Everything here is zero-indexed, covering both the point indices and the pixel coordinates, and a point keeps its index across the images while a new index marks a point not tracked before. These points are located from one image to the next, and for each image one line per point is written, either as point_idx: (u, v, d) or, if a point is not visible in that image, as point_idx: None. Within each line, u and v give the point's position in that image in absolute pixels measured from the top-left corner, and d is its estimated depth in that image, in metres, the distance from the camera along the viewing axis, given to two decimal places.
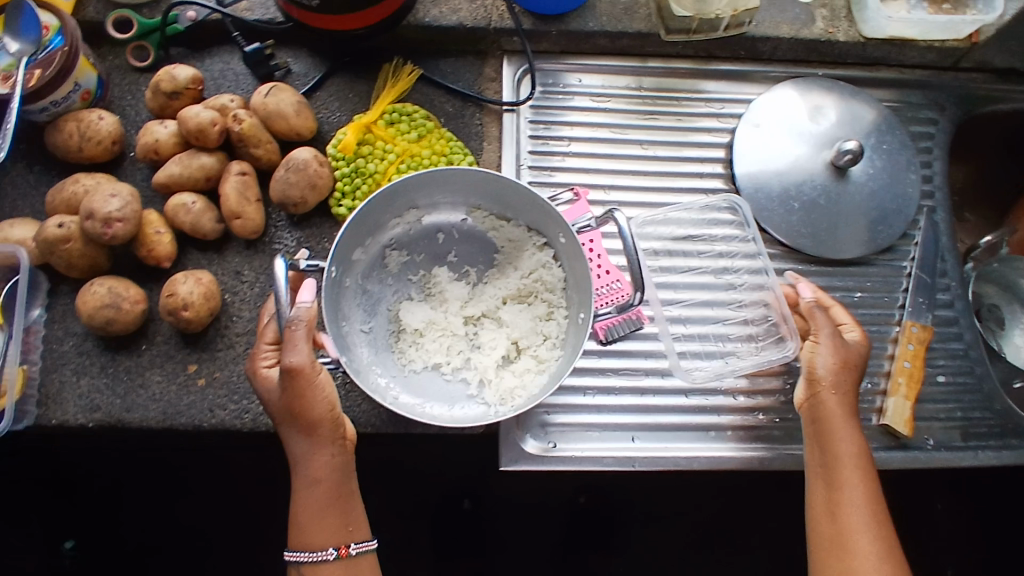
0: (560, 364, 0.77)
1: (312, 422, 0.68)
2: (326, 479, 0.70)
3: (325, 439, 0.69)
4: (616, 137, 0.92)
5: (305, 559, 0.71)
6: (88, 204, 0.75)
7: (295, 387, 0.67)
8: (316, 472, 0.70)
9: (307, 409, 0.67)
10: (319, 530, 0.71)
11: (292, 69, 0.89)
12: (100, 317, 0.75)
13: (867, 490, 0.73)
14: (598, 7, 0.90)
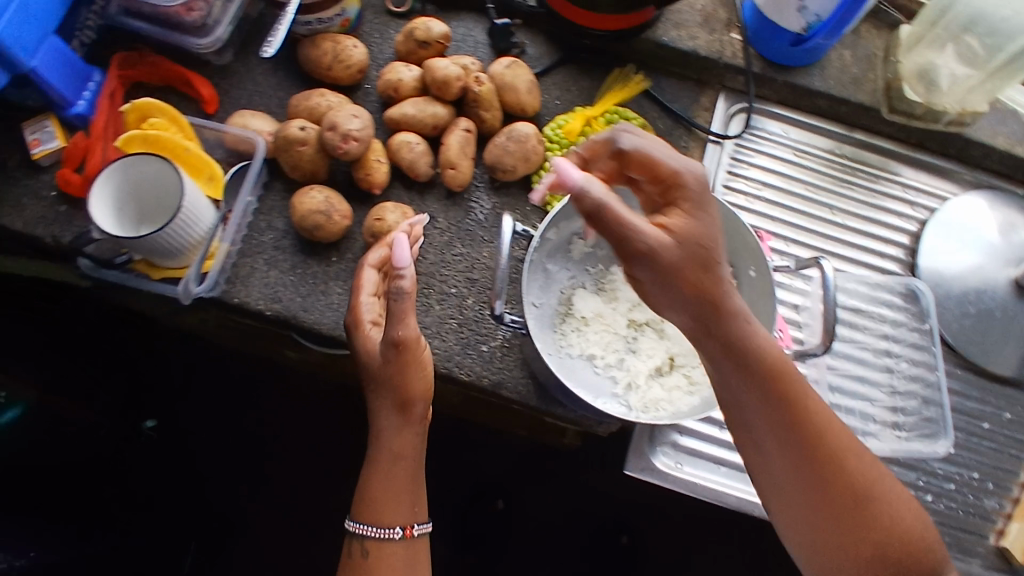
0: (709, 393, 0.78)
1: (409, 399, 0.69)
2: (410, 459, 0.71)
3: (414, 415, 0.70)
4: (807, 194, 0.94)
5: (373, 536, 0.70)
6: (332, 117, 0.81)
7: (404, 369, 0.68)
8: (396, 446, 0.71)
9: (410, 383, 0.68)
10: (398, 503, 0.71)
11: (527, 51, 0.94)
12: (311, 221, 0.81)
13: (826, 458, 0.60)
14: (828, 69, 0.93)
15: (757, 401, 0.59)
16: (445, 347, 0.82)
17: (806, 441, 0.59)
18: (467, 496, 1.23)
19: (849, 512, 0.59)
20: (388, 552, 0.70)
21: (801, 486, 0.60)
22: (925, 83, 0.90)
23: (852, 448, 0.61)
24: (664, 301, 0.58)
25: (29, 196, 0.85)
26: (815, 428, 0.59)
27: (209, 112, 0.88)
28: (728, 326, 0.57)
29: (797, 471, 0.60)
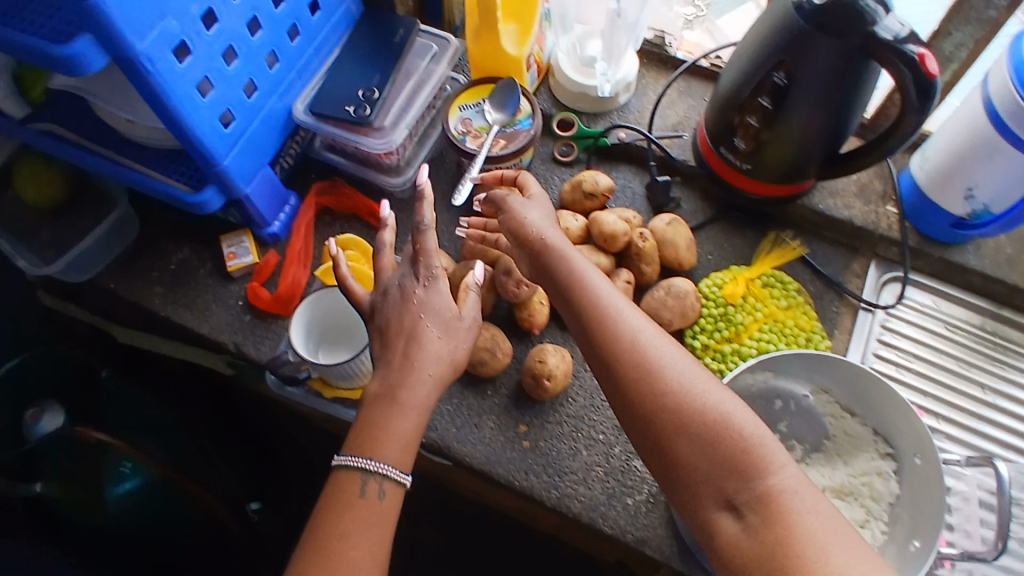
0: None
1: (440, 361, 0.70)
2: (415, 416, 0.68)
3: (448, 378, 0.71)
4: (959, 371, 0.93)
5: (393, 478, 0.66)
6: (507, 261, 0.86)
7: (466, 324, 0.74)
8: (434, 375, 0.69)
9: (388, 426, 0.67)
10: (404, 445, 0.67)
11: (683, 206, 0.99)
12: (477, 356, 0.85)
13: (652, 430, 0.63)
14: (983, 248, 0.94)
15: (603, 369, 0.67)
16: (590, 495, 0.83)
17: (645, 399, 0.63)
18: None
19: (724, 470, 0.59)
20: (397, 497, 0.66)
21: (645, 448, 0.64)
22: None
23: (665, 365, 0.64)
24: (550, 288, 0.74)
25: (217, 301, 0.93)
26: (637, 366, 0.65)
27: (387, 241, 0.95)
28: (579, 300, 0.70)
29: (683, 446, 0.61)
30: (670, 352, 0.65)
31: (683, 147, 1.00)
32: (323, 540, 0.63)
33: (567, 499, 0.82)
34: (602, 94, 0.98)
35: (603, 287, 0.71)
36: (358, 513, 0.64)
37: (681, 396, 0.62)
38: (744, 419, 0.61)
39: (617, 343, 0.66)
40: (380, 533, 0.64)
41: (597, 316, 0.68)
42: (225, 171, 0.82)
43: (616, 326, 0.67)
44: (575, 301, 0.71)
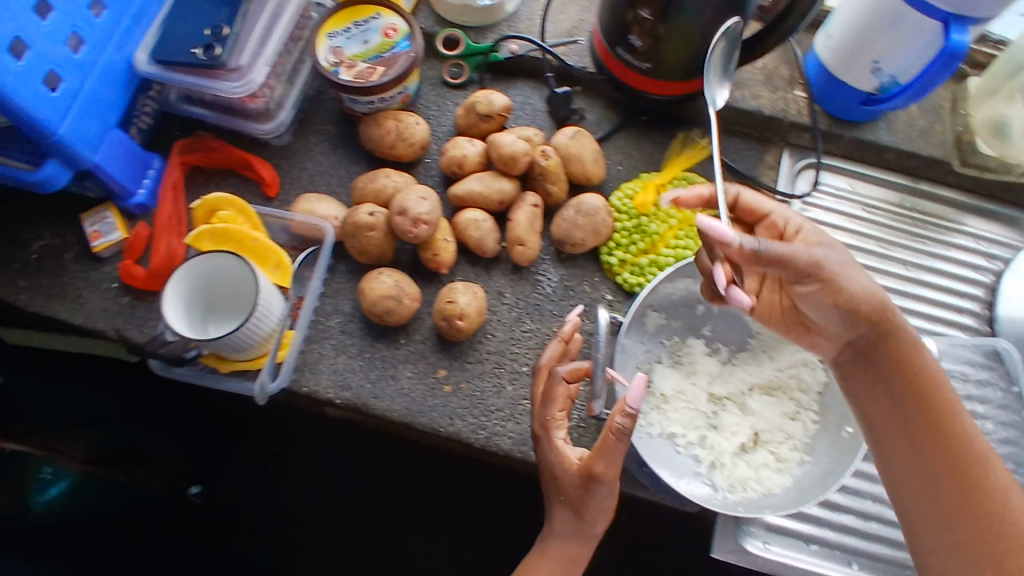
0: (803, 474, 0.75)
1: (580, 507, 0.70)
2: (554, 558, 0.73)
3: (569, 527, 0.72)
4: (881, 251, 0.92)
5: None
6: (401, 201, 0.79)
7: (591, 487, 0.69)
8: (561, 527, 0.72)
9: (593, 503, 0.70)
10: (544, 572, 0.73)
11: (586, 117, 0.92)
12: (381, 306, 0.79)
13: (957, 468, 0.59)
14: (895, 122, 0.91)
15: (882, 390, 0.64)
16: (519, 430, 0.81)
17: (941, 453, 0.60)
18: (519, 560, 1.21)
19: (982, 531, 0.56)
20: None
21: (951, 491, 0.58)
22: (998, 135, 0.87)
23: (964, 437, 0.60)
24: (812, 303, 0.67)
25: (90, 287, 0.84)
26: (924, 403, 0.61)
27: (270, 195, 0.87)
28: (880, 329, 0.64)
29: (998, 472, 0.58)
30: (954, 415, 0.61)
31: (579, 52, 0.92)
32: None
33: (496, 437, 0.80)
34: (481, 3, 0.89)
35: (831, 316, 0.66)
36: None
37: (997, 476, 0.58)
38: (998, 464, 0.59)
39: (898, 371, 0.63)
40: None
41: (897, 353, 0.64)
42: (61, 141, 0.72)
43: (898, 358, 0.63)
44: (888, 350, 0.64)
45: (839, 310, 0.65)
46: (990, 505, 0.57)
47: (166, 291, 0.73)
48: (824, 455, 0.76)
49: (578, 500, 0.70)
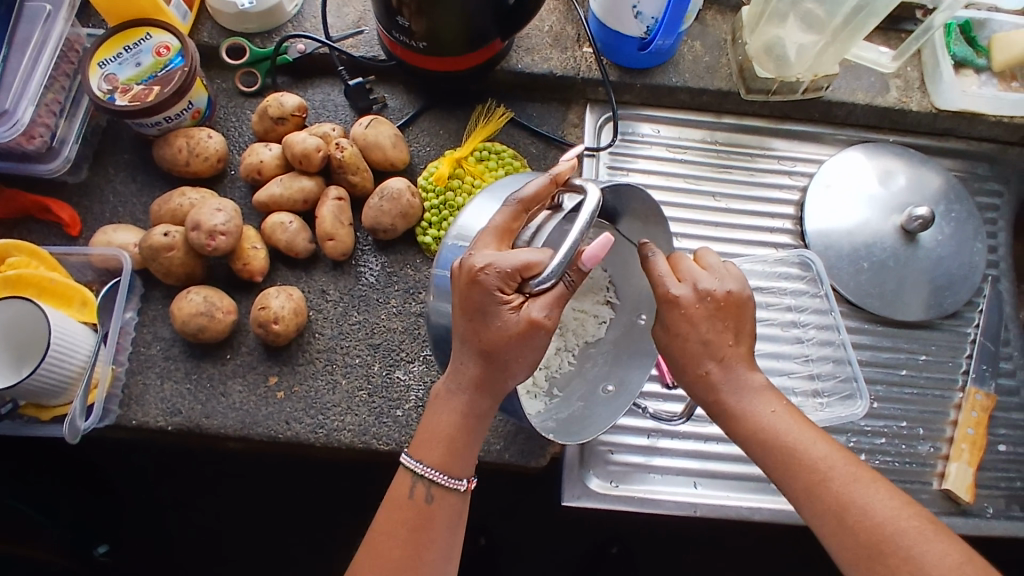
0: (555, 409, 0.73)
1: (506, 363, 0.60)
2: (460, 420, 0.63)
3: (485, 381, 0.61)
4: (690, 188, 0.96)
5: (440, 481, 0.63)
6: (195, 216, 0.79)
7: (530, 335, 0.59)
8: (473, 381, 0.61)
9: (526, 356, 0.60)
10: (439, 443, 0.63)
11: (388, 104, 0.93)
12: (194, 324, 0.78)
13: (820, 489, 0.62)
14: (682, 63, 0.95)
15: (758, 451, 0.65)
16: (358, 422, 0.80)
17: (832, 515, 0.62)
18: None
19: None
20: (447, 502, 0.64)
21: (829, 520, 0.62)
22: (774, 59, 0.90)
23: (854, 494, 0.62)
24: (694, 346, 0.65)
25: None
26: (795, 463, 0.63)
27: (74, 235, 0.87)
28: (719, 401, 0.65)
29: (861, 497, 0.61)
30: (832, 462, 0.63)
31: (369, 43, 0.93)
32: (371, 541, 0.64)
33: (336, 433, 0.80)
34: (247, 7, 0.89)
35: (773, 412, 0.65)
36: (404, 513, 0.63)
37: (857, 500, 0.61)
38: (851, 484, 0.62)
39: (755, 434, 0.64)
40: (427, 536, 0.63)
41: (754, 422, 0.65)
42: None
43: (751, 418, 0.64)
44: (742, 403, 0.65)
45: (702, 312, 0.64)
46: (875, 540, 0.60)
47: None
48: (576, 398, 0.75)
49: (501, 351, 0.60)
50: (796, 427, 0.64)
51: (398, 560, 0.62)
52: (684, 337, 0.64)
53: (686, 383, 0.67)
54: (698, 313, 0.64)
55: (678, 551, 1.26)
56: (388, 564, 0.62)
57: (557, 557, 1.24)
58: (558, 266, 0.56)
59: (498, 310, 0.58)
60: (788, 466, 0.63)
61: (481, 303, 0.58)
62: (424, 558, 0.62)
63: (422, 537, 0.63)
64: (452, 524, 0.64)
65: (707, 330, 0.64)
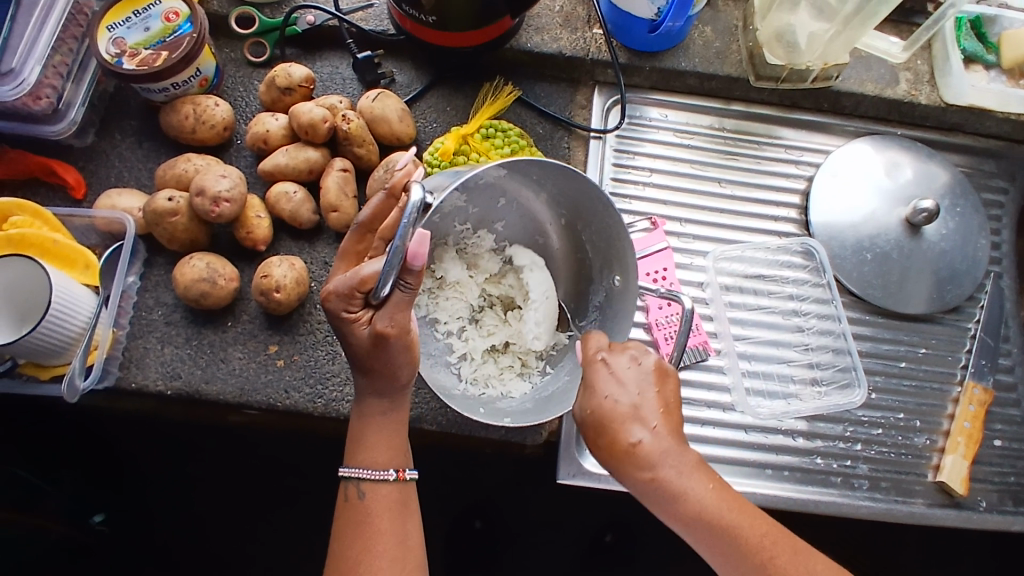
0: (545, 382, 0.79)
1: (388, 369, 0.65)
2: (374, 425, 0.68)
3: (376, 383, 0.66)
4: (696, 173, 0.96)
5: (370, 477, 0.66)
6: (200, 182, 0.79)
7: (386, 347, 0.63)
8: (368, 388, 0.67)
9: (398, 361, 0.65)
10: (366, 444, 0.67)
11: (396, 79, 0.93)
12: (196, 290, 0.78)
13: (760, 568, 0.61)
14: (692, 47, 0.95)
15: (701, 531, 0.61)
16: None
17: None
18: (437, 527, 1.24)
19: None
20: (382, 493, 0.67)
21: None
22: (784, 45, 0.90)
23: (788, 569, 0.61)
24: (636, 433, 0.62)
25: None
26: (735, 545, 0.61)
27: (79, 198, 0.88)
28: (656, 481, 0.61)
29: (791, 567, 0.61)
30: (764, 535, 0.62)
31: (378, 17, 0.93)
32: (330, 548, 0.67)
33: (335, 404, 0.80)
34: None
35: (708, 494, 0.61)
36: (347, 515, 0.67)
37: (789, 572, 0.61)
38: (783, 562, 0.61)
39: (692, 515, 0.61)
40: (376, 525, 0.66)
41: (690, 508, 0.61)
42: None
43: (688, 499, 0.61)
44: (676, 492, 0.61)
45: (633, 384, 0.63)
46: None
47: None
48: (566, 369, 0.78)
49: (372, 357, 0.64)
50: (732, 508, 0.62)
51: (350, 560, 0.65)
52: (630, 406, 0.61)
53: (610, 463, 0.62)
54: (638, 381, 0.63)
55: (673, 539, 1.27)
56: (346, 565, 0.65)
57: (551, 541, 1.25)
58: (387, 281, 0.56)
59: (349, 327, 0.63)
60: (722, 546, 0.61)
61: (334, 323, 0.64)
62: (374, 549, 0.65)
63: (364, 531, 0.65)
64: (398, 508, 0.67)
65: (643, 402, 0.62)
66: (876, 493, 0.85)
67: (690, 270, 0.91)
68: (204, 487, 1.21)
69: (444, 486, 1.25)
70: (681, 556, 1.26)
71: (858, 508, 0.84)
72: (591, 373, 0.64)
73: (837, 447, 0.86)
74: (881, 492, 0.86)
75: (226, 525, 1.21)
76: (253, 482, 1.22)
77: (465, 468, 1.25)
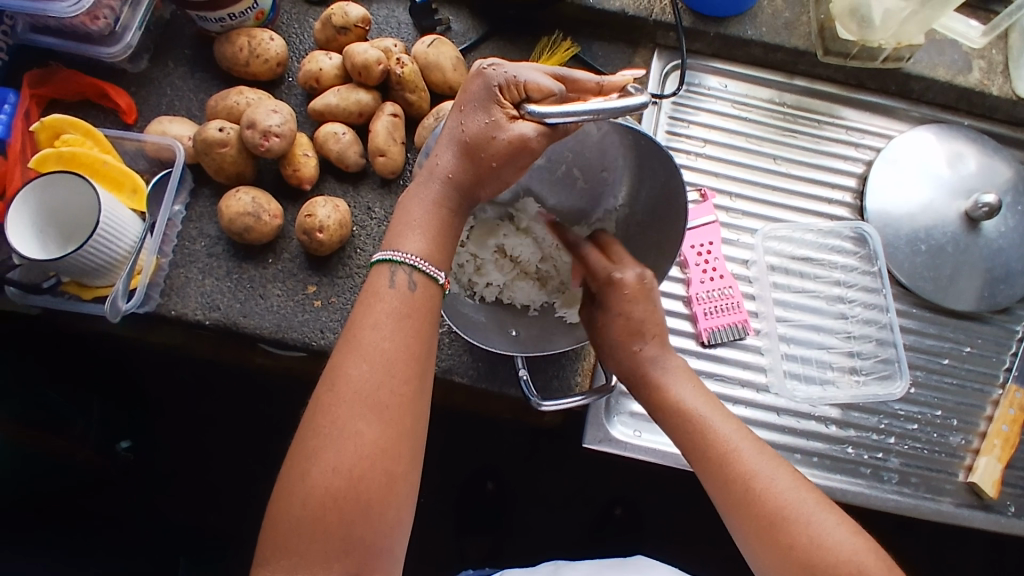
0: (471, 308, 0.74)
1: (482, 174, 0.60)
2: (427, 214, 0.60)
3: (461, 177, 0.60)
4: (750, 147, 0.93)
5: (423, 269, 0.58)
6: (251, 115, 0.78)
7: (509, 159, 0.59)
8: (449, 176, 0.60)
9: (502, 171, 0.60)
10: (421, 231, 0.60)
11: (452, 27, 0.91)
12: (240, 223, 0.78)
13: (733, 467, 0.60)
14: (760, 16, 0.91)
15: (678, 434, 0.64)
16: None
17: (738, 486, 0.59)
18: (450, 487, 1.25)
19: (782, 547, 0.56)
20: (427, 293, 0.59)
21: (751, 506, 0.58)
22: (858, 20, 0.86)
23: (760, 470, 0.59)
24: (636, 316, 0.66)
25: None
26: (703, 443, 0.62)
27: (129, 122, 0.88)
28: (644, 375, 0.66)
29: (773, 478, 0.59)
30: (738, 438, 0.62)
31: None
32: (351, 332, 0.57)
33: None
34: None
35: (701, 400, 0.64)
36: (387, 304, 0.57)
37: (771, 483, 0.59)
38: (775, 476, 0.59)
39: (667, 407, 0.65)
40: (415, 328, 0.57)
41: (672, 394, 0.65)
42: None
43: (667, 392, 0.65)
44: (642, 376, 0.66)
45: (639, 304, 0.66)
46: (788, 516, 0.57)
47: (43, 242, 0.77)
48: (489, 314, 0.75)
49: (481, 150, 0.59)
50: (710, 408, 0.64)
51: (385, 352, 0.55)
52: (616, 320, 0.66)
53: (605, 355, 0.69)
54: (638, 294, 0.66)
55: (684, 519, 1.26)
56: (380, 358, 0.55)
57: (563, 509, 1.25)
58: (560, 118, 0.55)
59: (488, 108, 0.58)
60: (690, 434, 0.63)
61: (479, 96, 0.59)
62: (412, 350, 0.57)
63: (406, 326, 0.57)
64: (433, 315, 0.59)
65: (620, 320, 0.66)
66: (905, 488, 0.84)
67: (737, 246, 0.89)
68: (230, 421, 1.23)
69: (461, 445, 1.26)
70: (691, 536, 1.26)
71: (888, 501, 0.83)
72: (601, 294, 0.68)
73: (870, 438, 0.85)
74: (910, 487, 0.84)
75: (247, 461, 1.22)
76: (279, 426, 1.24)
77: (484, 426, 1.26)
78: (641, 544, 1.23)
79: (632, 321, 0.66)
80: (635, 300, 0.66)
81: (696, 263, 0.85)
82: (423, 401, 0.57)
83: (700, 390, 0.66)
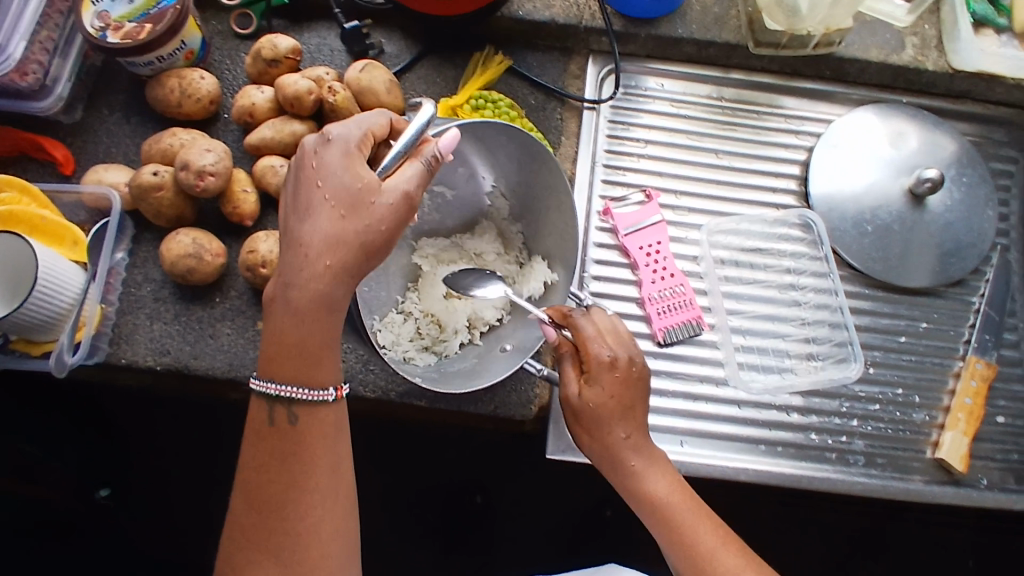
0: (452, 361, 0.76)
1: (374, 245, 0.57)
2: (317, 319, 0.57)
3: (353, 257, 0.57)
4: (693, 144, 0.93)
5: (304, 396, 0.58)
6: (184, 156, 0.78)
7: (398, 218, 0.58)
8: (342, 263, 0.56)
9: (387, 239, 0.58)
10: (314, 345, 0.57)
11: (385, 50, 0.91)
12: (182, 265, 0.78)
13: (688, 548, 0.67)
14: (690, 14, 0.92)
15: (640, 504, 0.70)
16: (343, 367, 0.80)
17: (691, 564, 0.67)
18: (434, 507, 1.24)
19: None
20: (318, 416, 0.59)
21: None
22: (784, 10, 0.86)
23: (710, 551, 0.67)
24: (622, 413, 0.68)
25: None
26: (662, 516, 0.68)
27: (67, 174, 0.87)
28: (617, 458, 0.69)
29: (721, 559, 0.66)
30: (695, 518, 0.68)
31: None
32: (253, 471, 0.60)
33: None
34: None
35: (666, 485, 0.69)
36: (280, 442, 0.59)
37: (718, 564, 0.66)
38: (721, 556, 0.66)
39: (641, 492, 0.69)
40: (310, 461, 0.59)
41: (641, 480, 0.69)
42: None
43: (638, 478, 0.69)
44: (618, 458, 0.69)
45: (617, 395, 0.67)
46: None
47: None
48: (475, 354, 0.77)
49: (367, 217, 0.56)
50: (675, 491, 0.69)
51: (287, 496, 0.59)
52: (608, 403, 0.67)
53: (583, 438, 0.70)
54: (626, 384, 0.67)
55: None
56: (279, 502, 0.59)
57: (550, 518, 1.24)
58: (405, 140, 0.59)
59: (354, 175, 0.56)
60: (655, 515, 0.68)
61: (337, 174, 0.56)
62: (308, 487, 0.59)
63: (297, 464, 0.59)
64: (328, 438, 0.60)
65: (618, 403, 0.67)
66: (872, 469, 0.84)
67: (686, 244, 0.89)
68: None
69: (442, 464, 1.25)
70: None
71: (857, 484, 0.83)
72: (596, 375, 0.67)
73: (833, 423, 0.85)
74: (877, 468, 0.84)
75: None
76: None
77: (463, 443, 1.25)
78: (628, 547, 1.23)
79: (617, 404, 0.67)
80: (621, 387, 0.67)
81: (647, 264, 0.85)
82: (332, 523, 0.60)
83: (663, 465, 0.70)
